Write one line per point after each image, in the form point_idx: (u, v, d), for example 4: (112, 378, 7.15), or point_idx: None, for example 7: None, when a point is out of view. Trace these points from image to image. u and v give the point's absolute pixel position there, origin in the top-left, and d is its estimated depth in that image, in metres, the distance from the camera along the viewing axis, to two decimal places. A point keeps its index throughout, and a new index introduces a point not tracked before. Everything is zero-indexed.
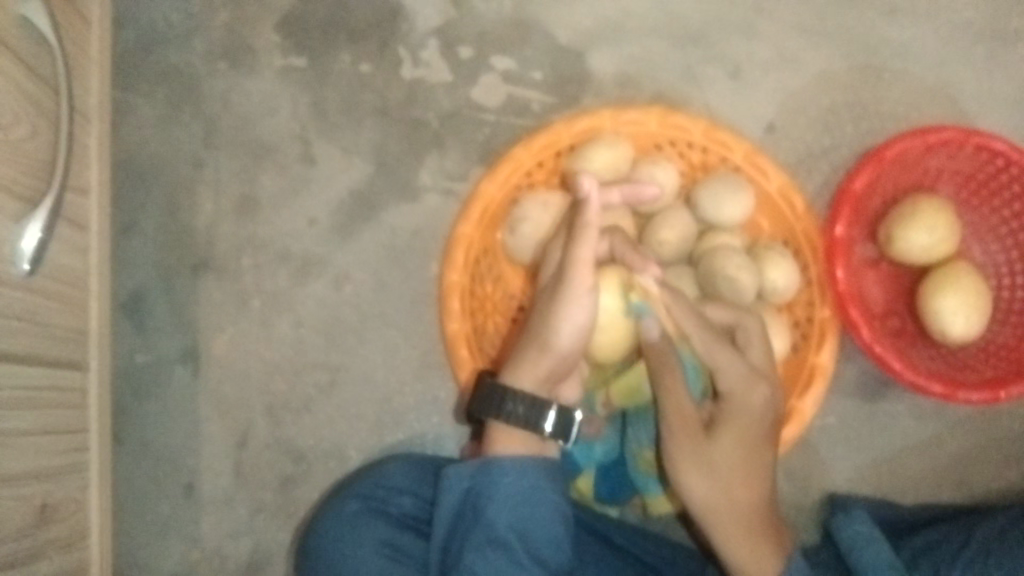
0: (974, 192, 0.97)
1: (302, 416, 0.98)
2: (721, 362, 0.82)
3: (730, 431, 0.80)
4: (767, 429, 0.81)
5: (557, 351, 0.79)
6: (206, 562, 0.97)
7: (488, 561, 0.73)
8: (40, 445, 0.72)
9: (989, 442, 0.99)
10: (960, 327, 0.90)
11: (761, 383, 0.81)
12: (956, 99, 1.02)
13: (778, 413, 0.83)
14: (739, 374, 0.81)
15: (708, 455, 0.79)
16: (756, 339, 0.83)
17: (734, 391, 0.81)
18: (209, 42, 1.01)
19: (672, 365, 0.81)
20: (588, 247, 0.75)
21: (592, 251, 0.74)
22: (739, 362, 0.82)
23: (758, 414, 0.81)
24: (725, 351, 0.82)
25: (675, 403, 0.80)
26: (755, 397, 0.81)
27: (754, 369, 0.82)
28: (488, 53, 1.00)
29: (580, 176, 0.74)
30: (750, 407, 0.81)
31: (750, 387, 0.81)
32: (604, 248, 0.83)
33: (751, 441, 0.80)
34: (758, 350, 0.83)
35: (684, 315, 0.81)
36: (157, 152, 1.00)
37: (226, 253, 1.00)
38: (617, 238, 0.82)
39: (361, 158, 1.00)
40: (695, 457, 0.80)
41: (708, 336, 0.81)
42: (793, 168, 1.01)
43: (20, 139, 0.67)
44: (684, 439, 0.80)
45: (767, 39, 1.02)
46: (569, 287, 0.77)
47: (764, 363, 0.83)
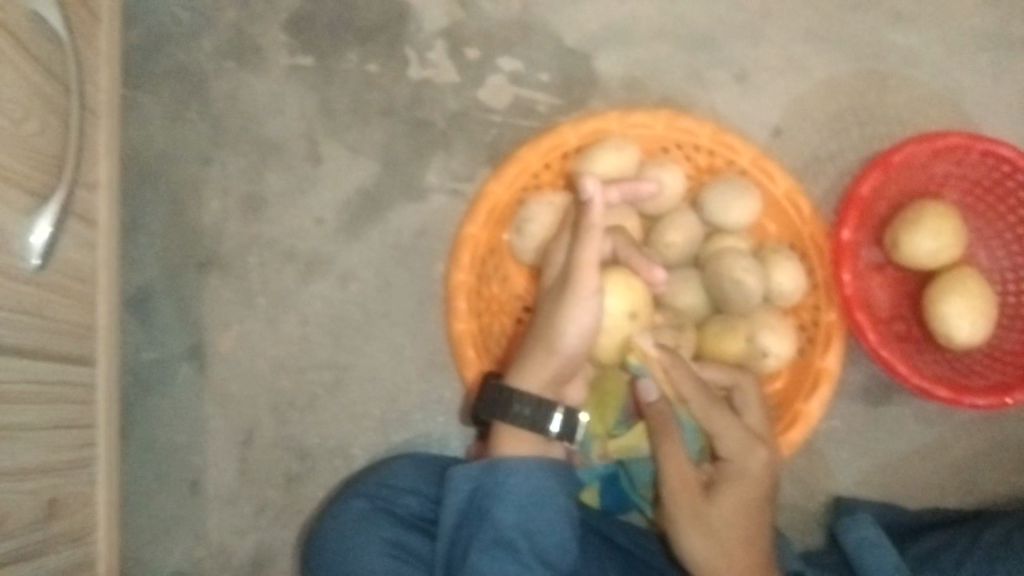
0: (980, 197, 0.97)
1: (307, 415, 0.98)
2: (720, 426, 0.84)
3: (729, 493, 0.80)
4: (766, 493, 0.81)
5: (563, 353, 0.78)
6: (211, 560, 0.97)
7: (496, 562, 0.74)
8: (48, 440, 0.72)
9: (994, 447, 0.99)
10: (965, 333, 0.90)
11: (759, 447, 0.82)
12: (962, 104, 1.02)
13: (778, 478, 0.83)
14: (738, 436, 0.83)
15: (707, 517, 0.79)
16: (752, 403, 0.86)
17: (733, 456, 0.82)
18: (217, 41, 1.01)
19: (672, 429, 0.83)
20: (591, 251, 0.74)
21: (595, 254, 0.74)
22: (737, 427, 0.83)
23: (758, 478, 0.81)
24: (722, 416, 0.84)
25: (676, 464, 0.81)
26: (753, 461, 0.81)
27: (751, 433, 0.83)
28: (496, 54, 1.01)
29: (584, 177, 0.73)
30: (749, 472, 0.81)
31: (748, 452, 0.82)
32: (609, 248, 0.83)
33: (751, 501, 0.80)
34: (755, 413, 0.86)
35: (682, 378, 0.84)
36: (165, 150, 1.00)
37: (233, 252, 1.00)
38: (620, 239, 0.83)
39: (368, 158, 1.00)
40: (694, 517, 0.79)
41: (705, 400, 0.84)
42: (799, 173, 1.01)
43: (31, 133, 0.67)
44: (684, 502, 0.79)
45: (774, 43, 1.02)
46: (575, 289, 0.76)
47: (760, 426, 0.86)
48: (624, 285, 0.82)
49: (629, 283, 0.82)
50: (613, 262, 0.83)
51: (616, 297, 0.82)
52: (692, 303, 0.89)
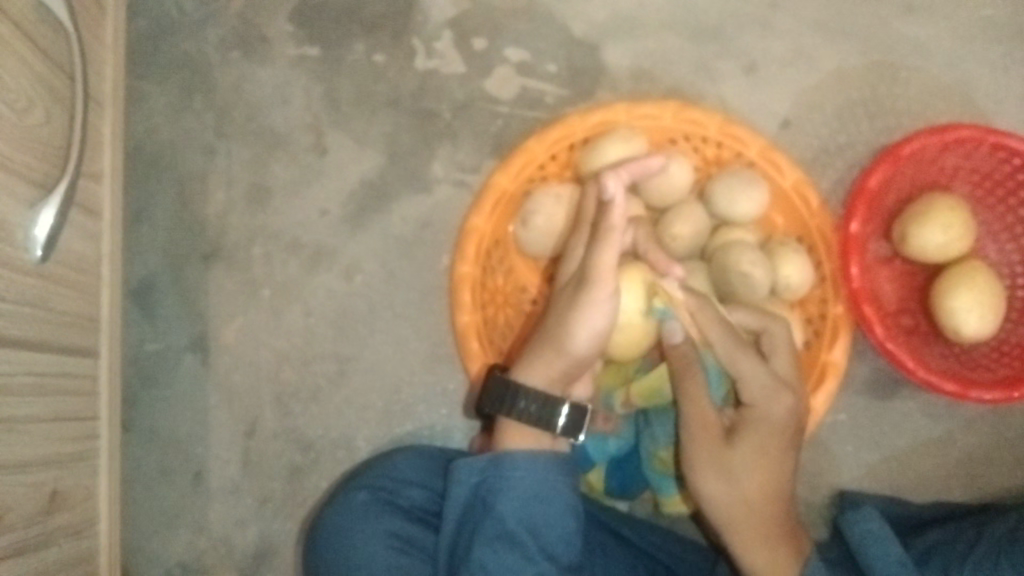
0: (989, 191, 0.97)
1: (311, 406, 0.98)
2: (743, 370, 0.81)
3: (750, 440, 0.80)
4: (789, 438, 0.80)
5: (572, 354, 0.78)
6: (214, 551, 0.97)
7: (499, 556, 0.73)
8: (50, 431, 0.72)
9: (1001, 442, 0.99)
10: (974, 327, 0.89)
11: (785, 393, 0.80)
12: (973, 97, 1.01)
13: (802, 421, 0.82)
14: (762, 383, 0.81)
15: (727, 462, 0.79)
16: (781, 347, 0.85)
17: (757, 401, 0.81)
18: (223, 30, 1.01)
19: (695, 371, 0.81)
20: (609, 255, 0.74)
21: (611, 262, 0.74)
22: (763, 370, 0.81)
23: (781, 425, 0.80)
24: (748, 359, 0.81)
25: (698, 408, 0.81)
26: (776, 408, 0.80)
27: (777, 378, 0.81)
28: (502, 45, 1.00)
29: (606, 176, 0.73)
30: (772, 418, 0.80)
31: (772, 397, 0.80)
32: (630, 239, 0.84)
33: (772, 449, 0.80)
34: (782, 359, 0.85)
35: (708, 321, 0.81)
36: (169, 140, 1.00)
37: (237, 243, 0.99)
38: (642, 233, 0.84)
39: (373, 149, 1.00)
40: (713, 462, 0.80)
41: (730, 344, 0.81)
42: (808, 165, 1.01)
43: (35, 124, 0.67)
44: (704, 445, 0.80)
45: (783, 34, 1.01)
46: (590, 296, 0.76)
47: (788, 373, 0.84)
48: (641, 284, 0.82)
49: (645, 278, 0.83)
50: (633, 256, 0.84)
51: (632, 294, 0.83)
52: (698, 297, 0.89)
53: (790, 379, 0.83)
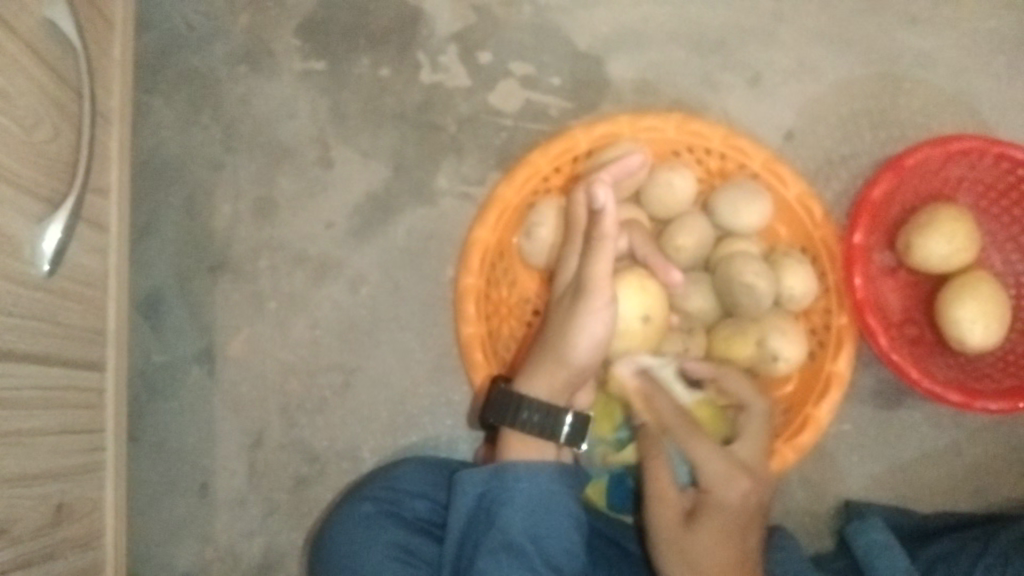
0: (994, 201, 0.97)
1: (317, 417, 0.98)
2: (701, 453, 0.79)
3: (708, 524, 0.76)
4: (747, 526, 0.77)
5: (573, 363, 0.78)
6: (220, 562, 0.97)
7: (502, 566, 0.73)
8: (57, 443, 0.72)
9: (1006, 452, 0.98)
10: (978, 337, 0.89)
11: (741, 477, 0.78)
12: (976, 108, 1.02)
13: (762, 508, 0.78)
14: (719, 465, 0.78)
15: (686, 545, 0.76)
16: (752, 428, 0.84)
17: (714, 485, 0.78)
18: (230, 46, 1.02)
19: (659, 455, 0.82)
20: (603, 264, 0.74)
21: (605, 271, 0.74)
22: (720, 455, 0.79)
23: (737, 509, 0.77)
24: (704, 444, 0.79)
25: (658, 488, 0.79)
26: (733, 491, 0.77)
27: (733, 461, 0.78)
28: (506, 58, 1.01)
29: (596, 185, 0.72)
30: (728, 502, 0.77)
31: (729, 479, 0.78)
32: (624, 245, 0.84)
33: (731, 533, 0.76)
34: (750, 441, 0.83)
35: (662, 401, 0.84)
36: (177, 154, 1.01)
37: (244, 255, 1.00)
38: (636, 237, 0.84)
39: (379, 162, 1.00)
40: (673, 544, 0.77)
41: (685, 427, 0.81)
42: (811, 176, 1.01)
43: (43, 139, 0.68)
44: (665, 528, 0.77)
45: (787, 46, 1.02)
46: (589, 303, 0.76)
47: (749, 454, 0.82)
48: (638, 286, 0.82)
49: (643, 281, 0.83)
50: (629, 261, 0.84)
51: (629, 298, 0.82)
52: (700, 308, 0.89)
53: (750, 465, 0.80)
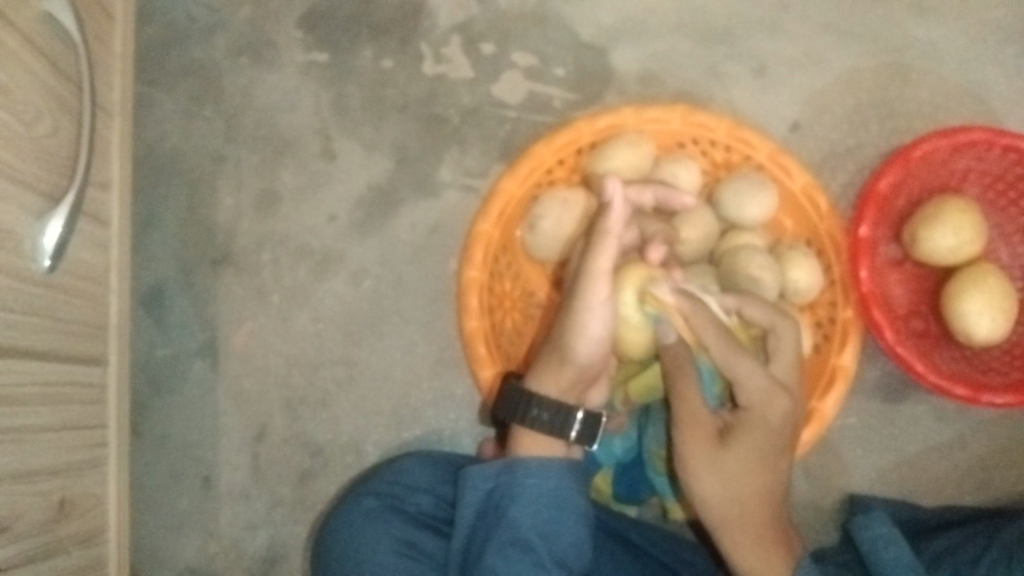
0: (1001, 193, 0.96)
1: (320, 411, 0.98)
2: (741, 372, 0.78)
3: (745, 443, 0.77)
4: (783, 443, 0.78)
5: (578, 362, 0.77)
6: (223, 555, 0.97)
7: (511, 563, 0.73)
8: (59, 438, 0.72)
9: (1014, 446, 0.98)
10: (984, 330, 0.89)
11: (781, 396, 0.78)
12: (984, 99, 1.01)
13: (796, 426, 0.80)
14: (760, 385, 0.78)
15: (721, 463, 0.77)
16: (786, 349, 0.81)
17: (754, 404, 0.78)
18: (232, 37, 1.01)
19: (686, 369, 0.79)
20: (604, 257, 0.73)
21: (608, 262, 0.72)
22: (760, 372, 0.78)
23: (776, 428, 0.78)
24: (746, 362, 0.78)
25: (690, 408, 0.78)
26: (774, 411, 0.78)
27: (776, 381, 0.78)
28: (511, 50, 1.00)
29: (607, 178, 0.71)
30: (767, 421, 0.77)
31: (769, 400, 0.78)
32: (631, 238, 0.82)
33: (766, 453, 0.77)
34: (784, 361, 0.81)
35: (702, 322, 0.78)
36: (179, 147, 1.01)
37: (246, 248, 1.00)
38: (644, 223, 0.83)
39: (381, 154, 1.00)
40: (707, 464, 0.77)
41: (725, 345, 0.78)
42: (817, 168, 1.00)
43: (42, 134, 0.67)
44: (696, 445, 0.77)
45: (793, 36, 1.01)
46: (586, 299, 0.74)
47: (787, 377, 0.81)
48: (644, 278, 0.80)
49: (648, 275, 0.80)
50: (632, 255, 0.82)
51: (632, 288, 0.80)
52: None
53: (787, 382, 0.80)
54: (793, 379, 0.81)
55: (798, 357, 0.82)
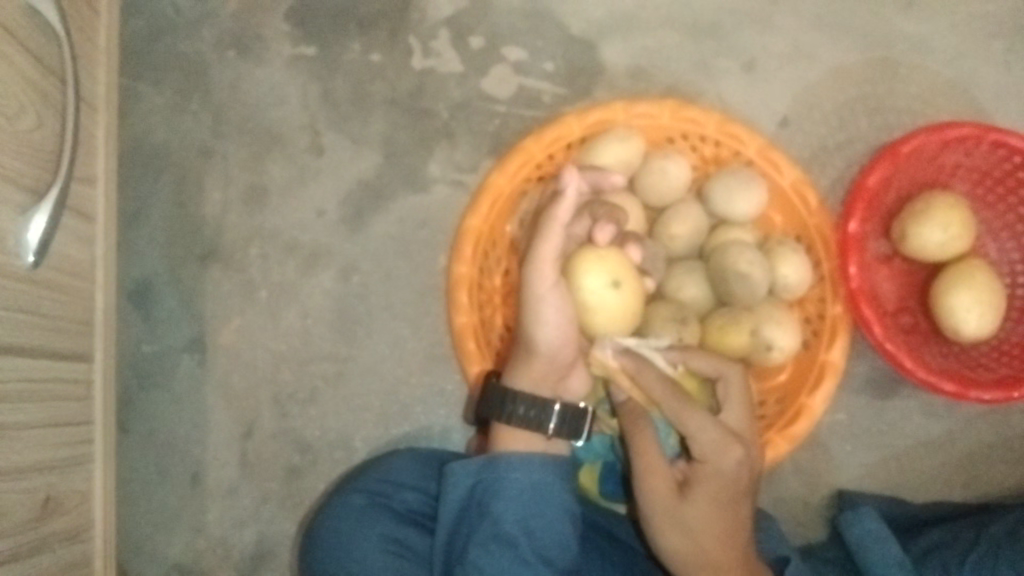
0: (990, 188, 0.96)
1: (308, 407, 0.98)
2: (691, 425, 0.76)
3: (702, 495, 0.74)
4: (742, 493, 0.74)
5: (546, 352, 0.77)
6: (211, 552, 0.97)
7: (492, 556, 0.73)
8: (44, 436, 0.71)
9: (1001, 442, 0.98)
10: (973, 326, 0.89)
11: (733, 444, 0.75)
12: (973, 95, 1.01)
13: (755, 475, 0.76)
14: (711, 435, 0.75)
15: (681, 516, 0.74)
16: (735, 393, 0.81)
17: (707, 455, 0.75)
18: (219, 30, 1.01)
19: (643, 427, 0.79)
20: (549, 247, 0.73)
21: (554, 249, 0.72)
22: (711, 423, 0.75)
23: (733, 477, 0.74)
24: (696, 414, 0.76)
25: (647, 462, 0.76)
26: (726, 460, 0.74)
27: (726, 429, 0.75)
28: (500, 44, 1.00)
29: (564, 170, 0.70)
30: (722, 472, 0.74)
31: (721, 449, 0.74)
32: (582, 227, 0.79)
33: (726, 502, 0.74)
34: (737, 408, 0.81)
35: (649, 377, 0.79)
36: (166, 141, 1.00)
37: (234, 244, 0.99)
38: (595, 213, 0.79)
39: (370, 149, 0.99)
40: (667, 519, 0.74)
41: (675, 399, 0.77)
42: (806, 164, 1.00)
43: (26, 129, 0.67)
44: (658, 499, 0.75)
45: (782, 31, 1.00)
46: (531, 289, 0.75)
47: (739, 424, 0.80)
48: (597, 261, 0.78)
49: (600, 257, 0.78)
50: (586, 243, 0.79)
51: (596, 274, 0.78)
52: (693, 296, 0.88)
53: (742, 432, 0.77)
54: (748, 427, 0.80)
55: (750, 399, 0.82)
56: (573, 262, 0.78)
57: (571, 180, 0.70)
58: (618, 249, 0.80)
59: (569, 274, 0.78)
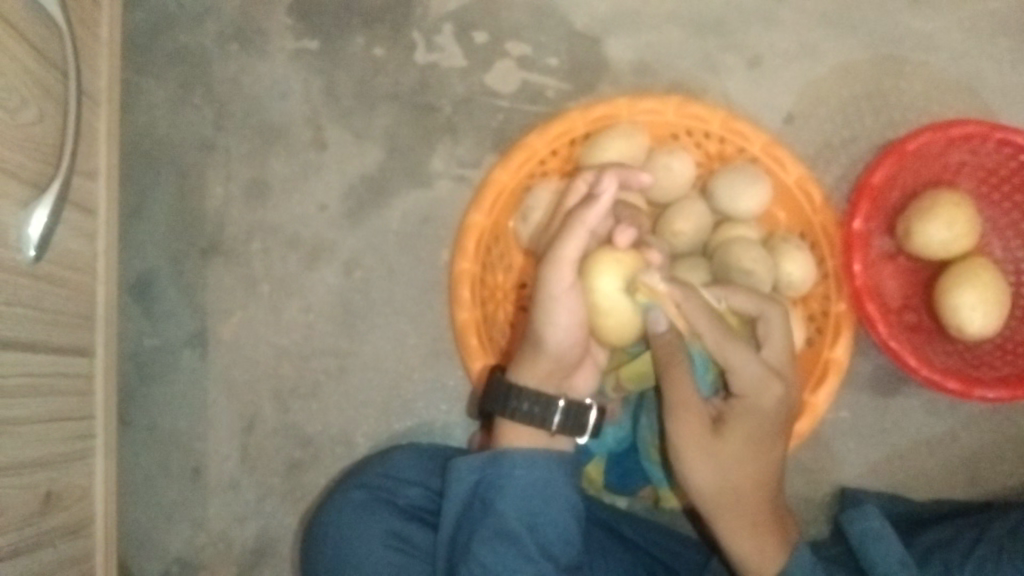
0: (994, 186, 0.96)
1: (309, 402, 0.97)
2: (734, 360, 0.77)
3: (739, 430, 0.77)
4: (778, 428, 0.78)
5: (552, 352, 0.77)
6: (212, 547, 0.97)
7: (498, 555, 0.73)
8: (45, 431, 0.71)
9: (1005, 440, 0.98)
10: (978, 324, 0.88)
11: (776, 382, 0.77)
12: (979, 92, 1.00)
13: (791, 411, 0.79)
14: (754, 372, 0.77)
15: (716, 451, 0.77)
16: (776, 334, 0.80)
17: (748, 391, 0.77)
18: (221, 24, 1.00)
19: (680, 360, 0.77)
20: (572, 248, 0.72)
21: (575, 252, 0.71)
22: (753, 360, 0.77)
23: (770, 413, 0.77)
24: (739, 349, 0.77)
25: (681, 398, 0.77)
26: (767, 397, 0.77)
27: (768, 368, 0.77)
28: (504, 39, 0.99)
29: (603, 175, 0.71)
30: (762, 407, 0.77)
31: (763, 386, 0.77)
32: (604, 227, 0.79)
33: (760, 439, 0.77)
34: (776, 347, 0.80)
35: (693, 310, 0.76)
36: (167, 135, 1.00)
37: (236, 238, 0.99)
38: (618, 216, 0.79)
39: (372, 143, 0.99)
40: (701, 453, 0.77)
41: (720, 333, 0.77)
42: (811, 160, 0.99)
43: (27, 123, 0.66)
44: (692, 434, 0.77)
45: (787, 27, 1.00)
46: (547, 289, 0.74)
47: (779, 361, 0.80)
48: (614, 264, 0.76)
49: (617, 260, 0.76)
50: (604, 243, 0.78)
51: (610, 274, 0.76)
52: (700, 292, 0.86)
53: (782, 367, 0.79)
54: (786, 365, 0.80)
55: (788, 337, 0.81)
56: (588, 262, 0.77)
57: (608, 185, 0.71)
58: (637, 254, 0.78)
59: (585, 274, 0.77)
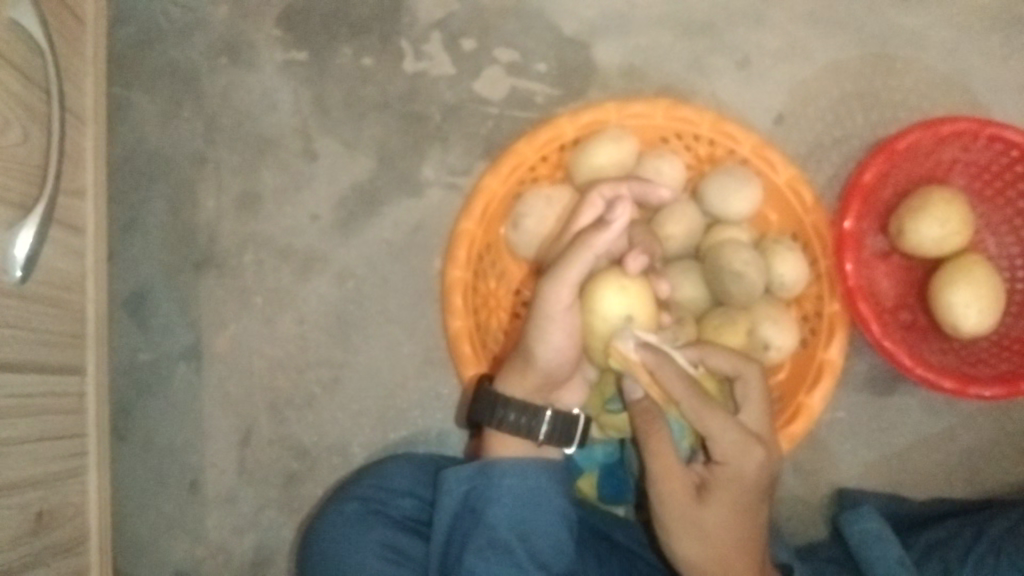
0: (988, 183, 0.95)
1: (305, 412, 0.98)
2: (712, 426, 0.74)
3: (723, 499, 0.72)
4: (759, 496, 0.74)
5: (541, 367, 0.77)
6: (211, 559, 0.97)
7: (489, 565, 0.72)
8: (36, 451, 0.72)
9: (1002, 437, 0.97)
10: (972, 322, 0.88)
11: (755, 446, 0.74)
12: (971, 88, 1.00)
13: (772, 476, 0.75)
14: (732, 438, 0.74)
15: (699, 522, 0.72)
16: (753, 397, 0.79)
17: (729, 458, 0.73)
18: (210, 38, 1.00)
19: (657, 427, 0.76)
20: (575, 270, 0.72)
21: (578, 272, 0.71)
22: (733, 425, 0.74)
23: (752, 480, 0.73)
24: (716, 416, 0.74)
25: (664, 465, 0.74)
26: (748, 463, 0.73)
27: (748, 430, 0.74)
28: (492, 45, 0.99)
29: (619, 202, 0.71)
30: (743, 475, 0.73)
31: (744, 451, 0.73)
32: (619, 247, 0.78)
33: (744, 506, 0.73)
34: (754, 411, 0.79)
35: (669, 376, 0.75)
36: (159, 149, 1.00)
37: (229, 250, 0.99)
38: None
39: (363, 153, 0.99)
40: (687, 523, 0.72)
41: (696, 399, 0.75)
42: (802, 160, 0.99)
43: (11, 145, 0.67)
44: (675, 504, 0.73)
45: (775, 27, 1.00)
46: (546, 309, 0.74)
47: (759, 423, 0.79)
48: (618, 288, 0.76)
49: (622, 286, 0.76)
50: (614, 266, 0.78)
51: (612, 301, 0.76)
52: (691, 296, 0.87)
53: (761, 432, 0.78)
54: (766, 428, 0.79)
55: (767, 401, 0.80)
56: (592, 284, 0.77)
57: (620, 215, 0.70)
58: (646, 280, 0.78)
59: (587, 295, 0.77)
